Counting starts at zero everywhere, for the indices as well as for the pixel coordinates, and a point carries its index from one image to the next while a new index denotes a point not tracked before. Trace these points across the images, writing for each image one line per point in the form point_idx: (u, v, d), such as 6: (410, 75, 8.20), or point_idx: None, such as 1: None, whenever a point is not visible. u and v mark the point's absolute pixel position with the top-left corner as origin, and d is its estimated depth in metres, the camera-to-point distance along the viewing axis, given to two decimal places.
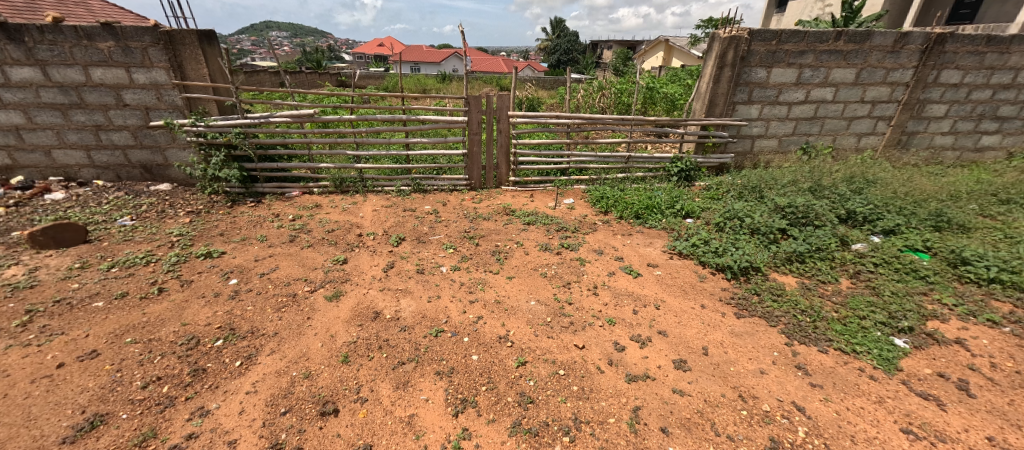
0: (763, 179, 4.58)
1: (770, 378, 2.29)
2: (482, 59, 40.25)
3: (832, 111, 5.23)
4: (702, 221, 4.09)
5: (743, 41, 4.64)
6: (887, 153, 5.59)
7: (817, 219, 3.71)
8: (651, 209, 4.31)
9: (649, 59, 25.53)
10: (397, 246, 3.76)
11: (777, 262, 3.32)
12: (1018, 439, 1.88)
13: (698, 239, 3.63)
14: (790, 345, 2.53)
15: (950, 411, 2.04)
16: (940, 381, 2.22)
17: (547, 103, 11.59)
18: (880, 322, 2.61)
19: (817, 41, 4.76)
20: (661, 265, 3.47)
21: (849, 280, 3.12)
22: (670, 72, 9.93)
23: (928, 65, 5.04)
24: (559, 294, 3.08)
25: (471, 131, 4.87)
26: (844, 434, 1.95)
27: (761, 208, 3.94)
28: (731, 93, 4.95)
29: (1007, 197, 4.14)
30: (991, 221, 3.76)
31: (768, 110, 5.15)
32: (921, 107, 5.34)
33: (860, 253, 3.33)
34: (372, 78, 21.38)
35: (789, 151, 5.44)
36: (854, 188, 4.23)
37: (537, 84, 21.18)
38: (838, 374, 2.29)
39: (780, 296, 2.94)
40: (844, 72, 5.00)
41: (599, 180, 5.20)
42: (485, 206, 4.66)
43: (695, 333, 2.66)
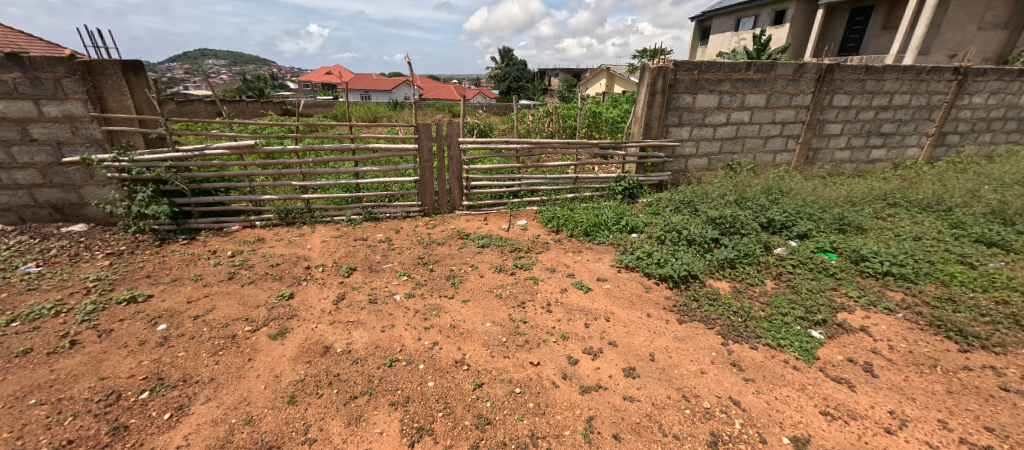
0: (697, 194, 4.97)
1: (710, 376, 2.46)
2: (433, 87, 40.66)
3: (750, 131, 5.83)
4: (645, 235, 4.35)
5: (669, 71, 5.11)
6: (799, 167, 6.29)
7: (744, 228, 4.08)
8: (599, 226, 4.52)
9: (593, 86, 27.07)
10: (348, 276, 3.67)
11: (712, 269, 3.59)
12: (913, 409, 2.16)
13: (641, 252, 3.85)
14: (726, 345, 2.73)
15: (859, 391, 2.29)
16: (849, 366, 2.50)
17: (498, 128, 11.93)
18: (800, 317, 2.91)
19: (731, 71, 5.35)
20: (609, 278, 3.64)
21: (774, 281, 3.44)
22: (610, 99, 10.62)
23: (823, 90, 5.80)
24: (514, 314, 3.13)
25: (422, 158, 4.92)
26: (774, 421, 2.13)
27: (696, 220, 4.27)
28: (663, 116, 5.39)
29: (893, 200, 4.79)
30: (883, 222, 4.33)
31: (697, 131, 5.65)
32: (821, 127, 6.10)
33: (781, 257, 3.69)
34: (319, 106, 20.94)
35: (718, 168, 5.97)
36: (772, 199, 4.71)
37: (488, 111, 21.69)
38: (767, 368, 2.50)
39: (716, 300, 3.19)
40: (756, 98, 5.63)
41: (550, 201, 5.38)
42: (439, 231, 4.67)
43: (643, 341, 2.81)
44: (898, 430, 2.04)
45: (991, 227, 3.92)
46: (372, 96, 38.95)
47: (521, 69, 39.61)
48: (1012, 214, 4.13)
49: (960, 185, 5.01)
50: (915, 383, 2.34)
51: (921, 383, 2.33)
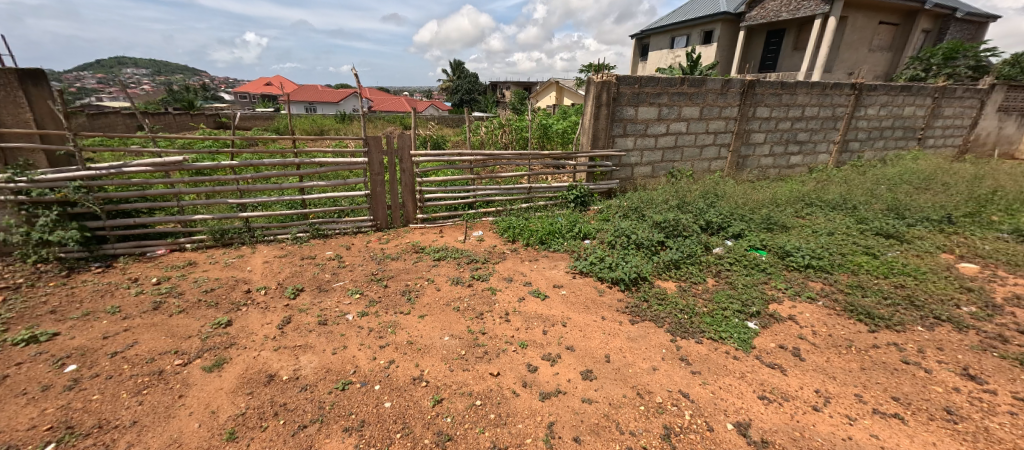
0: (643, 201, 5.25)
1: (661, 372, 2.59)
2: (383, 99, 39.83)
3: (687, 141, 6.27)
4: (597, 241, 4.51)
5: (612, 85, 5.40)
6: (731, 173, 6.83)
7: (685, 231, 4.36)
8: (553, 234, 4.62)
9: (543, 98, 27.81)
10: (294, 298, 3.47)
11: (659, 270, 3.79)
12: (834, 387, 2.40)
13: (594, 258, 3.98)
14: (674, 341, 2.89)
15: (790, 374, 2.52)
16: (780, 352, 2.74)
17: (452, 140, 11.89)
18: (737, 310, 3.15)
19: (668, 85, 5.74)
20: (565, 285, 3.73)
21: (714, 279, 3.70)
22: (560, 111, 10.96)
23: (747, 103, 6.38)
24: (472, 326, 3.11)
25: (372, 172, 4.79)
26: (719, 409, 2.28)
27: (643, 225, 4.50)
28: (608, 127, 5.66)
29: (810, 201, 5.33)
30: (802, 220, 4.81)
31: (640, 141, 5.98)
32: (748, 136, 6.69)
33: (720, 256, 3.98)
34: (258, 118, 19.76)
35: (661, 175, 6.33)
36: (709, 203, 5.08)
37: (441, 123, 21.57)
38: (711, 360, 2.68)
39: (664, 300, 3.37)
40: (691, 110, 6.08)
41: (505, 211, 5.43)
42: (393, 246, 4.56)
43: (598, 344, 2.90)
44: (823, 407, 2.26)
45: (888, 222, 4.49)
46: (317, 108, 37.38)
47: (472, 81, 39.85)
48: (902, 210, 4.77)
49: (861, 186, 5.71)
50: (835, 363, 2.61)
51: (840, 363, 2.60)
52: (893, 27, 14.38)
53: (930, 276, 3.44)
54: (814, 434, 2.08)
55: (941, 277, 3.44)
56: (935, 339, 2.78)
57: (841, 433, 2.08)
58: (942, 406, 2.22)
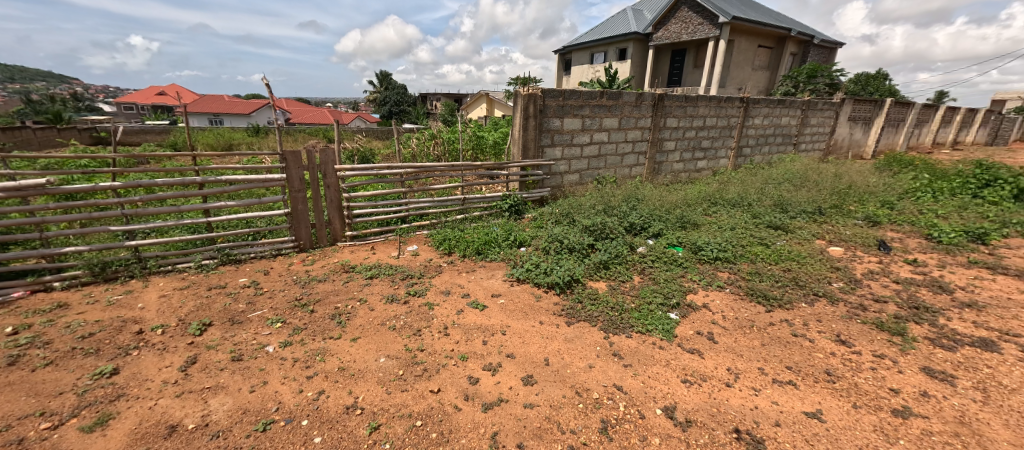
0: (572, 207, 5.51)
1: (597, 369, 2.72)
2: (302, 111, 37.34)
3: (610, 149, 6.72)
4: (532, 248, 4.63)
5: (538, 97, 5.62)
6: (649, 178, 7.43)
7: (612, 233, 4.65)
8: (489, 243, 4.66)
9: (474, 110, 27.99)
10: (201, 335, 3.11)
11: (591, 272, 3.99)
12: (742, 364, 2.70)
13: (530, 264, 4.08)
14: (607, 338, 3.06)
15: (706, 357, 2.79)
16: (698, 337, 3.03)
17: (382, 153, 11.48)
18: (660, 303, 3.42)
19: (588, 98, 6.12)
20: (502, 293, 3.78)
21: (640, 276, 3.97)
22: (491, 121, 11.10)
23: (658, 114, 7.02)
24: (410, 344, 3.03)
25: (292, 188, 4.48)
26: (649, 397, 2.45)
27: (574, 230, 4.72)
28: (537, 138, 5.87)
29: (715, 200, 5.98)
30: (710, 218, 5.38)
31: (567, 151, 6.27)
32: (661, 144, 7.34)
33: (643, 254, 4.31)
34: (150, 132, 17.43)
35: (588, 182, 6.69)
36: (631, 206, 5.47)
37: (368, 135, 20.72)
38: (640, 352, 2.88)
39: (596, 300, 3.55)
40: (611, 121, 6.53)
41: (440, 223, 5.36)
42: (319, 267, 4.28)
43: (537, 348, 2.97)
44: (734, 382, 2.54)
45: (776, 216, 5.18)
46: (223, 120, 33.88)
47: (401, 92, 38.93)
48: (786, 204, 5.54)
49: (753, 185, 6.53)
50: (741, 342, 2.94)
51: (746, 342, 2.94)
52: (770, 49, 16.75)
53: (809, 260, 4.03)
54: (728, 408, 2.32)
55: (817, 260, 4.06)
56: (815, 312, 3.26)
57: (749, 403, 2.35)
58: (824, 369, 2.61)
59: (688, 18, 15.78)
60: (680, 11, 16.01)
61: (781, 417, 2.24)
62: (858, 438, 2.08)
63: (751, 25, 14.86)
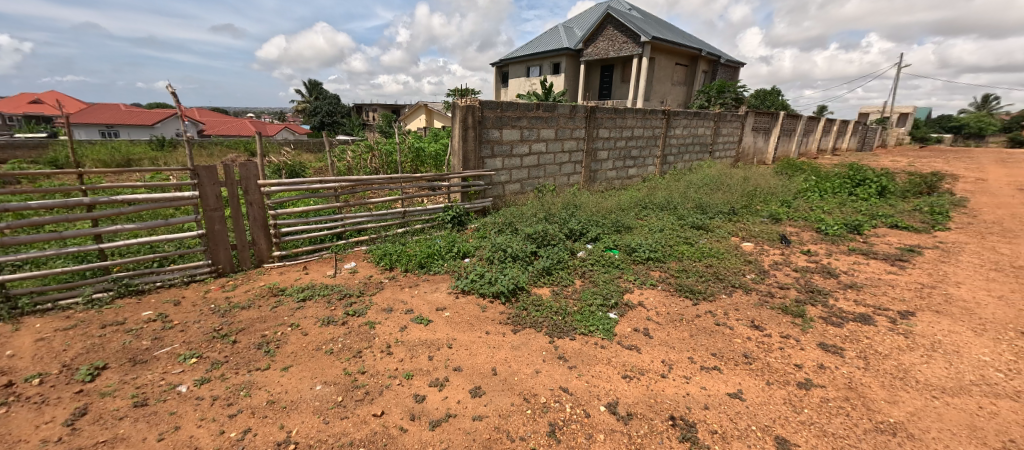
0: (515, 216, 5.60)
1: (543, 373, 2.78)
2: (220, 122, 34.22)
3: (548, 159, 6.95)
4: (476, 258, 4.63)
5: (476, 109, 5.68)
6: (586, 185, 7.79)
7: (553, 240, 4.79)
8: (432, 256, 4.58)
9: (412, 121, 27.51)
10: (93, 381, 2.70)
11: (535, 279, 4.08)
12: (674, 355, 2.91)
13: (474, 275, 4.08)
14: (552, 342, 3.13)
15: (643, 352, 2.97)
16: (636, 334, 3.22)
17: (314, 166, 10.85)
18: (600, 304, 3.59)
19: (525, 109, 6.31)
20: (447, 307, 3.72)
21: (581, 279, 4.13)
22: (430, 132, 10.96)
23: (591, 126, 7.41)
24: (350, 367, 2.88)
25: (206, 207, 4.07)
26: (593, 395, 2.55)
27: (517, 238, 4.81)
28: (477, 149, 5.91)
29: (645, 204, 6.41)
30: (641, 221, 5.76)
31: (507, 161, 6.39)
32: (595, 153, 7.74)
33: (583, 258, 4.50)
34: (23, 146, 14.89)
35: (528, 191, 6.84)
36: (569, 213, 5.69)
37: (297, 148, 19.47)
38: (583, 353, 2.99)
39: (541, 306, 3.63)
40: (548, 131, 6.77)
41: (379, 238, 5.17)
42: (242, 293, 3.93)
43: (485, 358, 2.97)
44: (668, 373, 2.73)
45: (697, 217, 5.69)
46: (120, 133, 29.92)
47: (333, 103, 37.21)
48: (706, 206, 6.10)
49: (678, 190, 7.10)
50: (673, 335, 3.17)
51: (677, 334, 3.17)
52: (685, 67, 18.45)
53: (726, 256, 4.47)
54: (664, 398, 2.49)
55: (733, 255, 4.51)
56: (733, 302, 3.62)
57: (681, 391, 2.54)
58: (742, 352, 2.90)
59: (614, 36, 16.90)
60: (607, 29, 17.11)
61: (708, 400, 2.45)
62: (772, 411, 2.34)
63: (669, 44, 16.28)
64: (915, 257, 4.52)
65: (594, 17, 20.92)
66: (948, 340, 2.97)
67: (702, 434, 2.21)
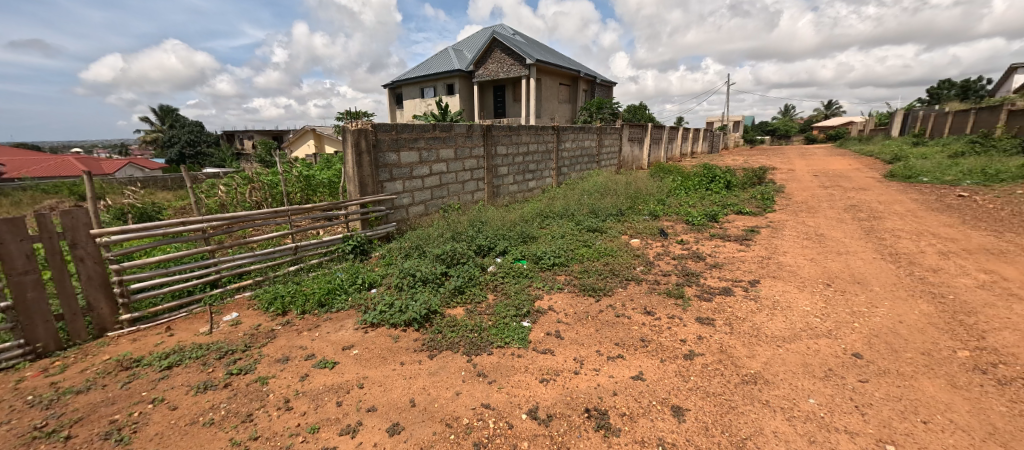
0: (421, 238, 5.48)
1: (464, 394, 2.75)
2: (35, 162, 27.43)
3: (450, 179, 6.99)
4: (384, 287, 4.41)
5: (369, 132, 5.48)
6: (490, 201, 7.98)
7: (462, 258, 4.80)
8: (333, 292, 4.24)
9: (299, 148, 25.34)
10: None
11: (449, 299, 4.04)
12: (584, 351, 3.12)
13: (383, 305, 3.88)
14: (470, 361, 3.12)
15: (556, 354, 3.12)
16: (548, 337, 3.38)
17: (176, 207, 9.30)
18: (514, 315, 3.70)
19: (422, 131, 6.28)
20: (355, 344, 3.47)
21: (494, 293, 4.21)
22: (322, 158, 10.24)
23: (489, 143, 7.66)
24: (240, 434, 2.51)
25: (11, 270, 3.17)
26: (515, 405, 2.60)
27: (425, 260, 4.71)
28: (374, 174, 5.69)
29: (546, 213, 6.79)
30: (544, 230, 6.10)
31: (408, 183, 6.25)
32: (495, 169, 8.00)
33: (494, 272, 4.59)
34: None
35: (433, 212, 6.76)
36: (476, 230, 5.78)
37: (149, 186, 16.46)
38: (501, 365, 3.04)
39: (456, 326, 3.59)
40: (446, 151, 6.82)
41: (267, 280, 4.60)
42: (79, 373, 3.15)
43: (401, 391, 2.84)
44: (580, 368, 2.92)
45: (592, 221, 6.22)
46: None
47: (198, 132, 32.54)
48: (598, 211, 6.71)
49: (574, 198, 7.67)
50: (582, 332, 3.41)
51: (584, 331, 3.42)
52: (568, 86, 20.18)
53: (619, 253, 4.96)
54: (579, 393, 2.65)
55: (625, 252, 5.02)
56: (628, 293, 4.03)
57: (593, 383, 2.74)
58: (639, 337, 3.24)
59: (502, 59, 17.80)
60: (494, 52, 17.99)
61: (616, 387, 2.68)
62: (667, 384, 2.65)
63: (552, 67, 17.69)
64: (756, 235, 5.56)
65: (481, 40, 21.82)
66: (784, 298, 3.70)
67: (613, 419, 2.40)
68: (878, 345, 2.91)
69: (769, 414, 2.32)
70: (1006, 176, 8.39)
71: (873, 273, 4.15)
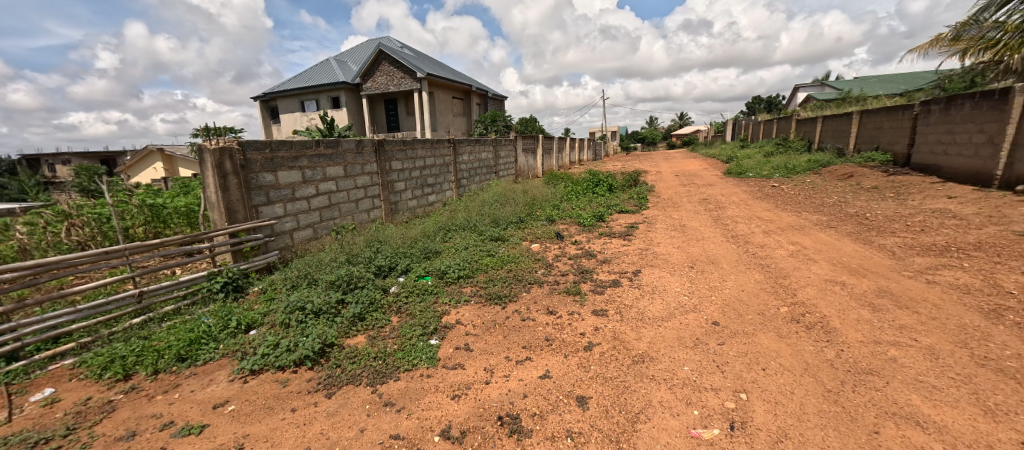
0: (311, 265, 4.97)
1: (369, 428, 2.55)
2: None
3: (341, 198, 6.50)
4: (267, 326, 3.87)
5: (235, 151, 4.83)
6: (389, 218, 7.62)
7: (360, 282, 4.48)
8: (198, 341, 3.57)
9: (143, 173, 21.13)
10: None
11: (348, 329, 3.71)
12: (493, 360, 3.14)
13: (266, 347, 3.40)
14: (375, 391, 2.90)
15: (466, 368, 3.08)
16: (457, 352, 3.32)
17: None
18: (420, 334, 3.56)
19: (303, 148, 5.74)
20: (231, 398, 2.97)
21: (398, 315, 4.00)
22: (176, 183, 8.67)
23: (383, 159, 7.34)
24: None
25: None
26: (426, 429, 2.48)
27: (317, 290, 4.28)
28: (246, 197, 5.01)
29: (448, 226, 6.71)
30: (447, 243, 6.03)
31: (290, 206, 5.63)
32: (391, 186, 7.68)
33: (397, 293, 4.37)
34: None
35: (323, 235, 6.19)
36: (374, 250, 5.46)
37: None
38: (409, 390, 2.88)
39: (356, 357, 3.31)
40: (334, 169, 6.33)
41: (101, 339, 3.65)
42: None
43: (294, 440, 2.51)
44: (490, 377, 2.92)
45: (494, 230, 6.34)
46: None
47: None
48: (499, 220, 6.87)
49: (474, 209, 7.74)
50: (490, 341, 3.43)
51: (492, 340, 3.44)
52: (461, 100, 20.41)
53: (521, 259, 5.13)
54: (490, 402, 2.65)
55: (526, 257, 5.22)
56: (531, 296, 4.18)
57: (504, 389, 2.76)
58: (544, 337, 3.37)
59: (390, 71, 17.28)
60: (382, 65, 17.37)
61: (525, 389, 2.74)
62: (572, 376, 2.80)
63: (443, 80, 17.73)
64: (635, 230, 6.24)
65: (366, 52, 20.95)
66: (662, 283, 4.21)
67: (525, 420, 2.45)
68: (729, 311, 3.49)
69: (656, 386, 2.60)
70: (800, 169, 10.84)
71: (724, 253, 4.96)
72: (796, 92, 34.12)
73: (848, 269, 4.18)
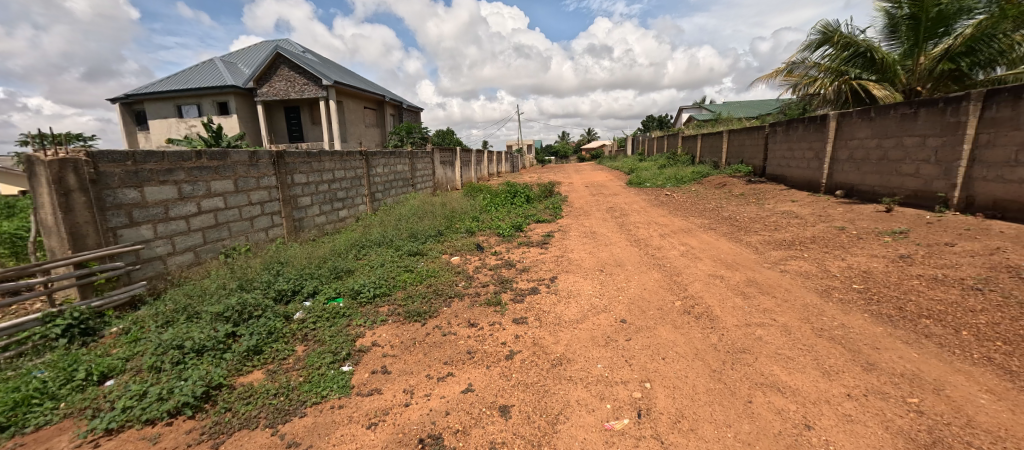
0: (192, 296, 4.32)
1: None
2: None
3: (231, 216, 5.80)
4: (129, 373, 3.25)
5: (82, 164, 4.06)
6: (292, 237, 6.99)
7: (256, 311, 4.02)
8: (28, 401, 2.87)
9: None
10: None
11: (240, 366, 3.29)
12: (413, 380, 3.04)
13: (128, 399, 2.85)
14: (278, 431, 2.62)
15: (384, 392, 2.94)
16: (373, 376, 3.15)
17: None
18: (330, 362, 3.30)
19: (179, 160, 5.03)
20: None
21: (303, 344, 3.67)
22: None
23: (282, 172, 6.73)
24: None
25: None
26: None
27: (200, 323, 3.74)
28: (98, 219, 4.21)
29: (360, 243, 6.35)
30: (360, 261, 5.70)
31: (161, 228, 4.85)
32: (294, 201, 7.07)
33: (302, 319, 4.01)
34: None
35: (208, 259, 5.44)
36: (274, 273, 4.95)
37: None
38: (319, 424, 2.66)
39: (251, 396, 2.95)
40: (221, 184, 5.64)
41: None
42: None
43: None
44: (410, 399, 2.83)
45: (412, 245, 6.16)
46: None
47: None
48: (416, 234, 6.70)
49: (390, 224, 7.44)
50: (409, 360, 3.32)
51: (412, 359, 3.34)
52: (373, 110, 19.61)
53: (441, 273, 5.06)
54: (410, 425, 2.57)
55: (446, 270, 5.16)
56: (452, 310, 4.14)
57: (424, 409, 2.69)
58: (465, 350, 3.37)
59: (291, 78, 15.93)
60: (281, 70, 15.96)
61: (447, 406, 2.70)
62: (494, 387, 2.83)
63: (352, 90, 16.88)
64: (551, 238, 6.54)
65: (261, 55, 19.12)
66: (576, 287, 4.47)
67: (447, 439, 2.41)
68: (634, 309, 3.83)
69: (572, 387, 2.75)
70: (687, 179, 12.35)
71: (630, 256, 5.43)
72: (681, 113, 38.90)
73: (726, 265, 4.85)
